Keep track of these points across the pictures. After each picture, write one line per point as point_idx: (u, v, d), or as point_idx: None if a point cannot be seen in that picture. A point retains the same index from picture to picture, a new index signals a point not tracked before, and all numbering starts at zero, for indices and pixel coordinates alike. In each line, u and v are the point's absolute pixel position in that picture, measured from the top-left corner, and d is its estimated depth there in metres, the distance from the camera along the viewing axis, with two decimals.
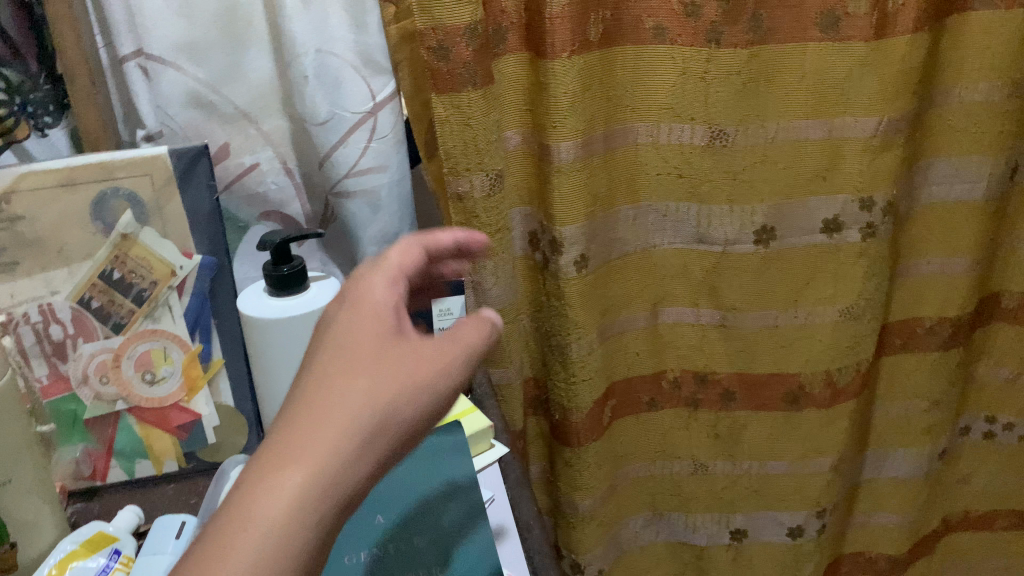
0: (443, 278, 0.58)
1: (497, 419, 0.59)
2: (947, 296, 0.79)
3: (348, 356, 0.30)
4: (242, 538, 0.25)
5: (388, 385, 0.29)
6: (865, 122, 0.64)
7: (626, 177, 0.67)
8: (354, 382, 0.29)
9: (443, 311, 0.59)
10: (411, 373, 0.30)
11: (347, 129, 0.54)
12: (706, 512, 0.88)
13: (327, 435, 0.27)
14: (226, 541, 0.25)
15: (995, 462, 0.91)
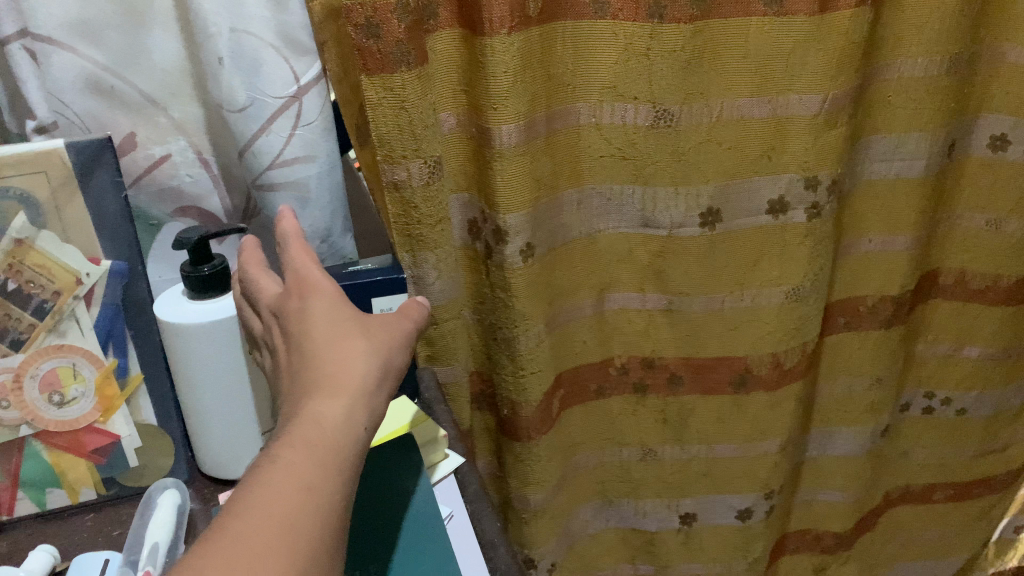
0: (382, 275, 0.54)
1: (448, 425, 0.56)
2: (889, 274, 0.80)
3: (342, 321, 0.38)
4: (301, 447, 0.32)
5: (382, 342, 0.38)
6: (809, 99, 0.62)
7: (569, 161, 0.64)
8: (357, 338, 0.37)
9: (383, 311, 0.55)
10: (393, 334, 0.39)
11: (268, 116, 0.49)
12: (655, 497, 0.86)
13: (348, 376, 0.36)
14: (290, 450, 0.32)
15: (932, 432, 0.94)
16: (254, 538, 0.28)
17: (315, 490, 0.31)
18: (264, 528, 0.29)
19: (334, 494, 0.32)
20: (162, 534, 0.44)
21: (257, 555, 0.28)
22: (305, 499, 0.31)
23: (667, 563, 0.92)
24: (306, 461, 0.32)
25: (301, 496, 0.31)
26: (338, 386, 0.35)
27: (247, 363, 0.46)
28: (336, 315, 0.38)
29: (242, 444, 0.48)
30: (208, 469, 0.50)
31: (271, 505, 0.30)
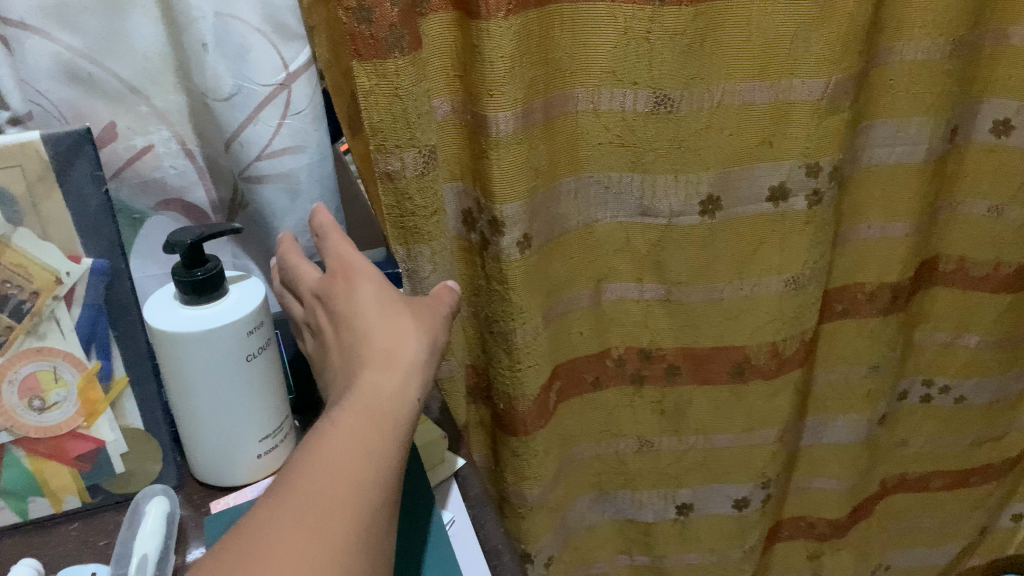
0: None
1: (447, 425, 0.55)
2: (887, 261, 0.79)
3: (389, 306, 0.42)
4: (361, 413, 0.36)
5: (427, 323, 0.42)
6: (812, 84, 0.61)
7: (566, 148, 0.62)
8: (405, 321, 0.41)
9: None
10: (436, 318, 0.43)
11: (256, 105, 0.47)
12: (651, 488, 0.84)
13: (400, 354, 0.39)
14: (352, 416, 0.36)
15: (929, 420, 0.97)
16: (325, 492, 0.33)
17: (374, 452, 0.35)
18: (331, 483, 0.33)
19: (390, 456, 0.36)
20: (151, 545, 0.43)
21: (327, 506, 0.32)
22: (365, 461, 0.35)
23: (663, 552, 0.90)
24: (364, 427, 0.36)
25: (363, 457, 0.35)
26: (391, 361, 0.39)
27: (242, 372, 0.44)
28: (383, 301, 0.42)
29: (235, 453, 0.47)
30: (199, 475, 0.49)
31: (336, 464, 0.34)
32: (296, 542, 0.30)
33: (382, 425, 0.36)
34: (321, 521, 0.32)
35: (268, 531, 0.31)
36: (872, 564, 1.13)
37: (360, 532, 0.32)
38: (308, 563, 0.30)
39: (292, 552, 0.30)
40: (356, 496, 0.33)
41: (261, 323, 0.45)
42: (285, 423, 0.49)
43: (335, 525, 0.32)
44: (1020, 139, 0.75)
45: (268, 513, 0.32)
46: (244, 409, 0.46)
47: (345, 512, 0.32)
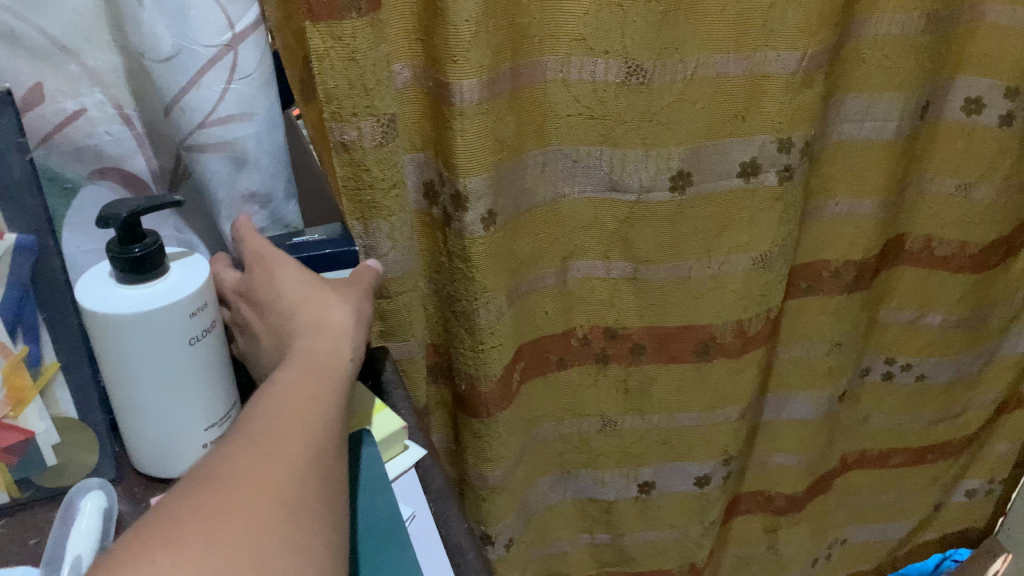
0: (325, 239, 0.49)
1: (409, 413, 0.52)
2: (853, 238, 0.78)
3: (312, 283, 0.43)
4: (299, 369, 0.37)
5: (350, 294, 0.43)
6: (786, 57, 0.58)
7: (533, 119, 0.59)
8: (329, 293, 0.42)
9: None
10: (360, 288, 0.45)
11: (199, 67, 0.43)
12: (614, 467, 0.82)
13: (330, 323, 0.41)
14: (291, 371, 0.37)
15: (889, 398, 0.98)
16: (275, 426, 0.33)
17: (319, 397, 0.36)
18: (277, 417, 0.33)
19: (335, 403, 0.36)
20: (85, 546, 0.39)
21: (278, 436, 0.32)
22: (310, 401, 0.35)
23: (624, 531, 0.88)
24: (306, 379, 0.37)
25: (308, 401, 0.35)
26: (322, 330, 0.40)
27: (185, 357, 0.41)
28: (306, 277, 0.43)
29: (181, 443, 0.44)
30: (141, 466, 0.45)
31: (283, 406, 0.34)
32: (251, 463, 0.30)
33: (322, 377, 0.37)
34: (273, 447, 0.32)
35: (221, 460, 0.31)
36: (829, 539, 1.14)
37: (315, 459, 0.32)
38: (265, 478, 0.30)
39: (247, 471, 0.30)
40: (307, 430, 0.33)
41: (205, 304, 0.41)
42: (233, 410, 0.46)
43: (290, 450, 0.32)
44: (989, 118, 0.75)
45: (220, 450, 0.32)
46: (187, 395, 0.42)
47: (297, 438, 0.33)
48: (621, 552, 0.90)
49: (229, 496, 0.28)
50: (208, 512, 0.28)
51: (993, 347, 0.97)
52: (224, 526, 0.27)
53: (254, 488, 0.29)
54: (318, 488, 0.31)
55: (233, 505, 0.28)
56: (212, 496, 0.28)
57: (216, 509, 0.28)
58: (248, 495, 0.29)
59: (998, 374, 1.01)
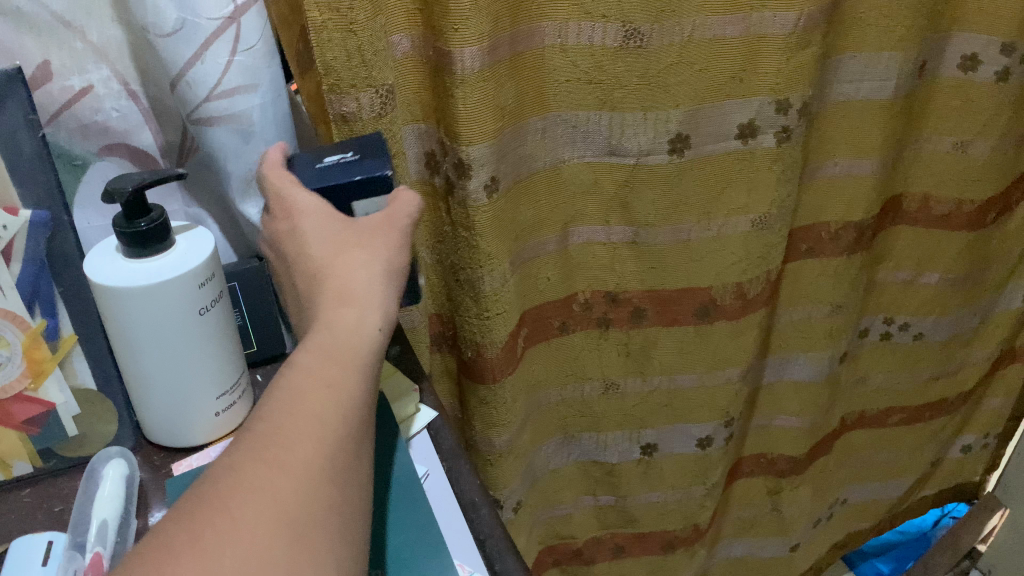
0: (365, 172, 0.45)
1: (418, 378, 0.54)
2: (851, 200, 0.79)
3: (336, 243, 0.39)
4: (317, 351, 0.35)
5: (381, 250, 0.39)
6: (783, 17, 0.59)
7: (533, 86, 0.59)
8: (354, 253, 0.39)
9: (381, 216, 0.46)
10: (393, 239, 0.40)
11: (202, 41, 0.43)
12: (618, 430, 0.83)
13: (354, 290, 0.37)
14: (309, 354, 0.35)
15: (887, 357, 0.99)
16: (285, 424, 0.32)
17: (338, 380, 0.34)
18: (289, 415, 0.32)
19: (356, 387, 0.35)
20: (110, 510, 0.41)
21: (286, 442, 0.31)
22: (325, 392, 0.33)
23: (627, 493, 0.89)
24: (323, 363, 0.34)
25: (324, 392, 0.33)
26: (345, 300, 0.37)
27: (194, 328, 0.42)
28: (328, 236, 0.40)
29: (192, 412, 0.45)
30: (153, 437, 0.46)
31: (297, 397, 0.33)
32: (256, 479, 0.30)
33: (344, 355, 0.35)
34: (281, 454, 0.31)
35: (229, 468, 0.30)
36: (830, 498, 1.15)
37: (328, 463, 0.32)
38: (269, 495, 0.30)
39: (250, 489, 0.30)
40: (319, 430, 0.32)
41: (212, 275, 0.42)
42: (243, 378, 0.47)
43: (298, 459, 0.31)
44: (986, 74, 0.75)
45: (229, 454, 0.31)
46: (199, 366, 0.43)
47: (307, 444, 0.32)
48: (625, 514, 0.92)
49: (227, 525, 0.28)
50: (206, 544, 0.28)
51: (988, 303, 0.98)
52: (219, 563, 0.27)
53: (255, 511, 0.29)
54: (327, 502, 0.31)
55: (230, 537, 0.28)
56: (212, 524, 0.28)
57: (211, 540, 0.28)
58: (249, 520, 0.29)
59: (994, 331, 1.02)
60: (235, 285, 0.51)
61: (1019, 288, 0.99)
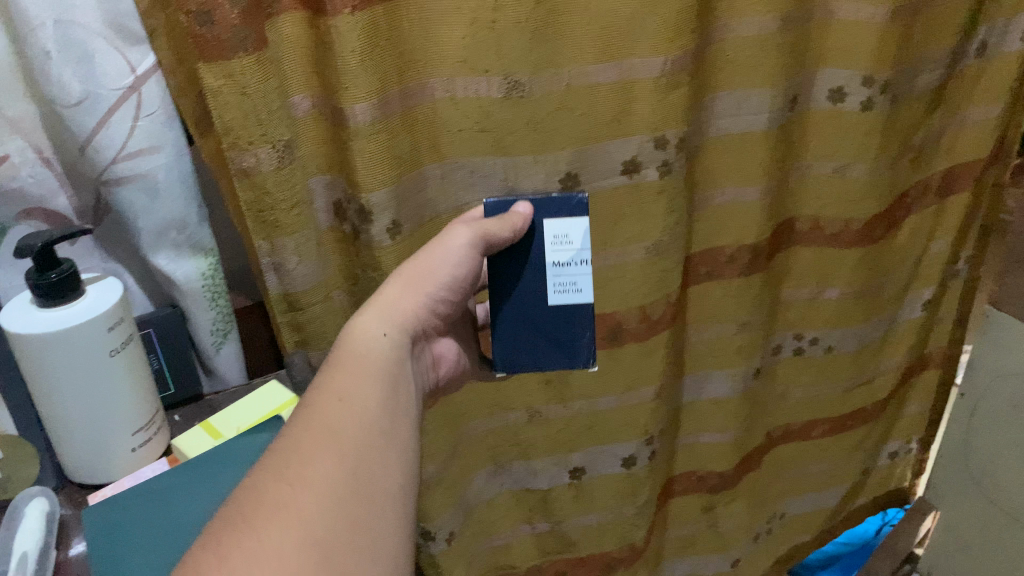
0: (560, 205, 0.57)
1: None
2: (743, 224, 0.85)
3: (378, 304, 0.50)
4: (335, 374, 0.44)
5: (393, 313, 0.50)
6: (651, 62, 0.65)
7: (426, 135, 0.64)
8: (380, 315, 0.49)
9: (559, 239, 0.57)
10: (407, 301, 0.51)
11: (107, 109, 0.48)
12: (546, 456, 0.87)
13: (373, 335, 0.48)
14: (333, 376, 0.44)
15: (803, 371, 1.04)
16: (304, 444, 0.40)
17: (349, 397, 0.43)
18: (309, 434, 0.40)
19: (366, 399, 0.43)
20: (30, 543, 0.44)
21: (304, 457, 0.39)
22: (336, 410, 0.42)
23: (562, 517, 0.93)
24: (336, 385, 0.44)
25: (337, 403, 0.42)
26: (364, 344, 0.47)
27: (107, 368, 0.46)
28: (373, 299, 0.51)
29: (109, 449, 0.48)
30: (75, 476, 0.49)
31: (314, 417, 0.41)
32: (279, 492, 0.37)
33: (357, 369, 0.45)
34: (302, 473, 0.38)
35: (258, 487, 0.37)
36: (768, 513, 1.19)
37: (343, 476, 0.39)
38: (292, 510, 0.36)
39: (276, 502, 0.37)
40: (332, 442, 0.40)
41: (121, 319, 0.46)
42: (158, 415, 0.51)
43: (315, 470, 0.38)
44: (852, 104, 0.83)
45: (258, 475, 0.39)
46: (114, 403, 0.47)
47: (322, 457, 0.39)
48: (563, 538, 0.96)
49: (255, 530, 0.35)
50: (239, 543, 0.34)
51: (891, 315, 1.05)
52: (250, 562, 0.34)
53: (279, 515, 0.36)
54: (342, 501, 0.38)
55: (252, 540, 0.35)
56: (241, 531, 0.35)
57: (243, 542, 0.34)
58: (274, 535, 0.35)
59: (900, 340, 1.09)
60: (150, 333, 0.55)
61: (917, 298, 1.06)
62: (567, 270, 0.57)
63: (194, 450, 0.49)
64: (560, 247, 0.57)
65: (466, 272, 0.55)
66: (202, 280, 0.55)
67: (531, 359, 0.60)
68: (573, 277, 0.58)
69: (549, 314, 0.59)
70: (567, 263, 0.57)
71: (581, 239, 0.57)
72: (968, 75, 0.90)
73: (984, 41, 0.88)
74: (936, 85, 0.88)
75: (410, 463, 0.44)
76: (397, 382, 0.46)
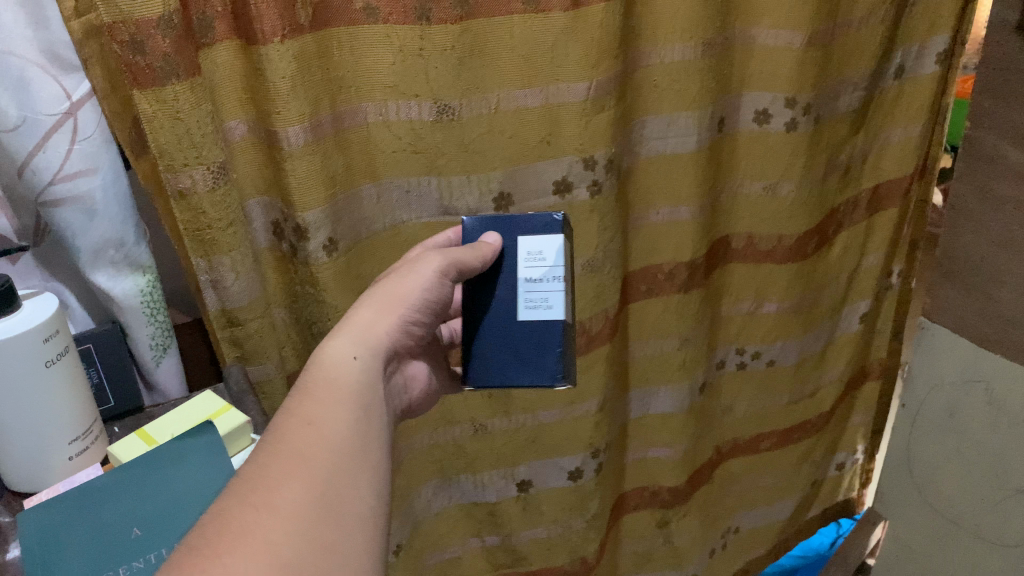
0: (535, 226, 0.61)
1: (257, 414, 0.60)
2: (678, 242, 0.88)
3: (351, 329, 0.49)
4: (304, 398, 0.44)
5: (366, 338, 0.49)
6: (575, 86, 0.68)
7: (361, 157, 0.67)
8: (351, 339, 0.48)
9: (534, 255, 0.60)
10: (378, 328, 0.50)
11: (44, 133, 0.52)
12: (492, 469, 0.89)
13: (342, 358, 0.47)
14: (303, 400, 0.44)
15: (747, 384, 1.08)
16: (270, 471, 0.40)
17: (317, 422, 0.43)
18: (274, 461, 0.41)
19: (334, 421, 0.43)
20: None
21: (272, 484, 0.39)
22: (305, 434, 0.42)
23: (511, 530, 0.95)
24: (305, 406, 0.44)
25: (307, 427, 0.42)
26: (332, 367, 0.46)
27: (43, 377, 0.48)
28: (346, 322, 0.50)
29: (47, 458, 0.50)
30: (15, 487, 0.51)
31: (282, 440, 0.42)
32: (245, 521, 0.37)
33: (328, 395, 0.44)
34: (269, 500, 0.38)
35: (224, 516, 0.37)
36: (721, 527, 1.21)
37: (312, 502, 0.39)
38: (258, 538, 0.37)
39: (241, 530, 0.37)
40: (300, 468, 0.40)
41: (57, 331, 0.49)
42: (95, 426, 0.53)
43: (282, 497, 0.39)
44: (777, 125, 0.87)
45: (225, 499, 0.39)
46: (50, 413, 0.49)
47: (292, 483, 0.39)
48: (513, 552, 0.98)
49: (219, 561, 0.35)
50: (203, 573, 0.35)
51: (828, 327, 1.09)
52: None
53: (244, 546, 0.36)
54: (308, 529, 0.38)
55: (217, 570, 0.35)
56: (207, 560, 0.35)
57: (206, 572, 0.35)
58: (239, 563, 0.35)
59: (839, 352, 1.14)
60: (88, 348, 0.58)
61: (854, 311, 1.11)
62: (539, 286, 0.60)
63: (126, 453, 0.51)
64: (533, 263, 0.60)
65: (439, 292, 0.55)
66: (142, 297, 0.60)
67: (503, 375, 0.61)
68: (545, 293, 0.60)
69: (520, 330, 0.61)
70: (539, 278, 0.60)
71: (554, 256, 0.60)
72: (887, 98, 0.96)
73: (900, 65, 0.94)
74: (858, 106, 0.93)
75: (381, 482, 0.44)
76: (368, 402, 0.46)
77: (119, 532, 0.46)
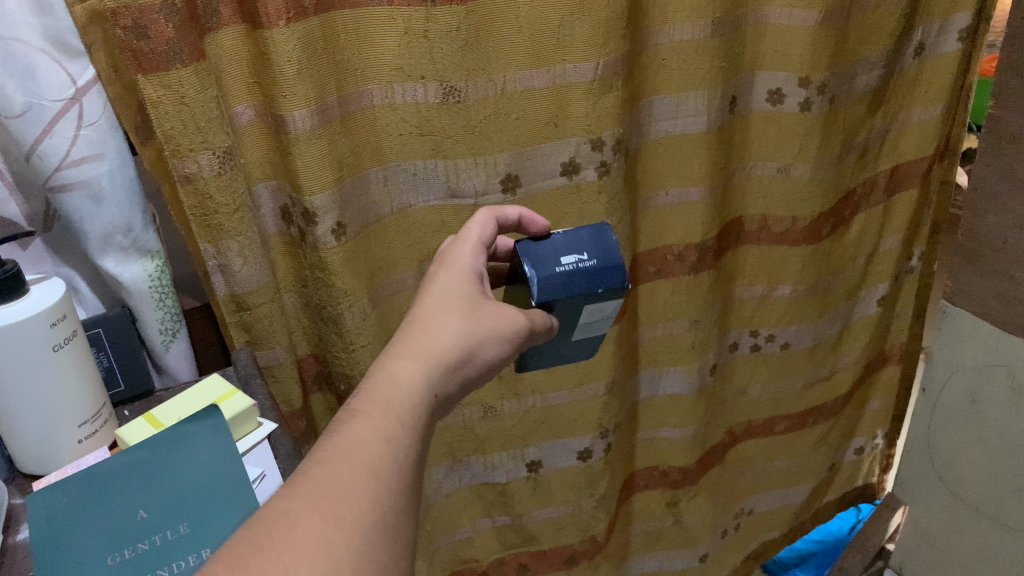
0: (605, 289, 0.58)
1: (262, 396, 0.61)
2: (687, 224, 0.87)
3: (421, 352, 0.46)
4: (378, 405, 0.41)
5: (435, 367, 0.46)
6: (582, 67, 0.67)
7: (367, 140, 0.67)
8: (422, 363, 0.45)
9: (596, 310, 0.60)
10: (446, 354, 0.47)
11: (49, 119, 0.52)
12: (501, 451, 0.90)
13: (407, 381, 0.44)
14: (373, 408, 0.41)
15: (760, 367, 1.07)
16: (342, 477, 0.37)
17: (392, 440, 0.40)
18: (347, 467, 0.38)
19: (405, 444, 0.41)
20: None
21: (342, 492, 0.37)
22: (380, 446, 0.39)
23: (522, 511, 0.96)
24: (381, 417, 0.41)
25: (381, 442, 0.40)
26: (399, 386, 0.43)
27: (51, 362, 0.49)
28: (419, 338, 0.47)
29: (56, 441, 0.51)
30: (24, 468, 0.52)
31: (356, 447, 0.39)
32: (312, 529, 0.35)
33: (394, 417, 0.41)
34: (336, 511, 0.36)
35: (288, 517, 0.35)
36: (734, 509, 1.21)
37: (376, 522, 0.37)
38: (323, 550, 0.34)
39: (306, 537, 0.34)
40: (371, 484, 0.38)
41: (64, 316, 0.49)
42: (105, 409, 0.54)
43: (350, 512, 0.36)
44: (791, 105, 0.85)
45: (284, 497, 0.36)
46: (60, 397, 0.50)
47: (358, 496, 0.37)
48: (522, 531, 0.98)
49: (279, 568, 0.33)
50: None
51: (843, 310, 1.08)
52: None
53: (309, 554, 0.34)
54: (369, 551, 0.35)
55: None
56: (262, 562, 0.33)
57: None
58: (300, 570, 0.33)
59: (856, 336, 1.13)
60: (99, 331, 0.59)
61: (870, 294, 1.10)
62: (591, 323, 0.61)
63: (133, 436, 0.52)
64: (592, 313, 0.60)
65: (511, 336, 0.51)
66: (150, 280, 0.61)
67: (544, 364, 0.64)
68: (595, 324, 0.62)
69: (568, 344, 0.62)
70: (593, 321, 0.61)
71: (611, 308, 0.60)
72: (907, 77, 0.94)
73: (920, 42, 0.92)
74: (875, 85, 0.91)
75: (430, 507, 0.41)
76: (425, 436, 0.43)
77: (127, 514, 0.47)
